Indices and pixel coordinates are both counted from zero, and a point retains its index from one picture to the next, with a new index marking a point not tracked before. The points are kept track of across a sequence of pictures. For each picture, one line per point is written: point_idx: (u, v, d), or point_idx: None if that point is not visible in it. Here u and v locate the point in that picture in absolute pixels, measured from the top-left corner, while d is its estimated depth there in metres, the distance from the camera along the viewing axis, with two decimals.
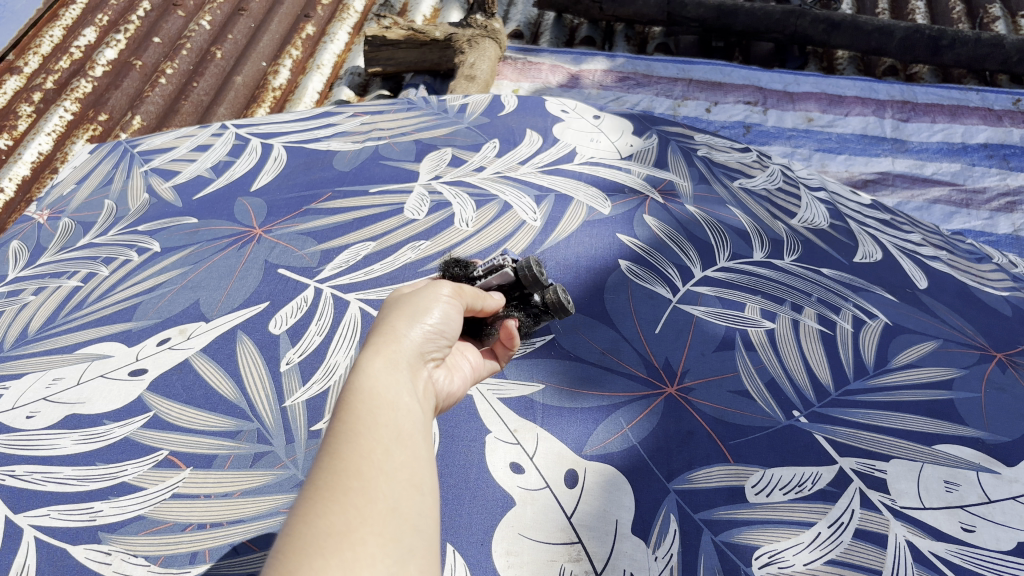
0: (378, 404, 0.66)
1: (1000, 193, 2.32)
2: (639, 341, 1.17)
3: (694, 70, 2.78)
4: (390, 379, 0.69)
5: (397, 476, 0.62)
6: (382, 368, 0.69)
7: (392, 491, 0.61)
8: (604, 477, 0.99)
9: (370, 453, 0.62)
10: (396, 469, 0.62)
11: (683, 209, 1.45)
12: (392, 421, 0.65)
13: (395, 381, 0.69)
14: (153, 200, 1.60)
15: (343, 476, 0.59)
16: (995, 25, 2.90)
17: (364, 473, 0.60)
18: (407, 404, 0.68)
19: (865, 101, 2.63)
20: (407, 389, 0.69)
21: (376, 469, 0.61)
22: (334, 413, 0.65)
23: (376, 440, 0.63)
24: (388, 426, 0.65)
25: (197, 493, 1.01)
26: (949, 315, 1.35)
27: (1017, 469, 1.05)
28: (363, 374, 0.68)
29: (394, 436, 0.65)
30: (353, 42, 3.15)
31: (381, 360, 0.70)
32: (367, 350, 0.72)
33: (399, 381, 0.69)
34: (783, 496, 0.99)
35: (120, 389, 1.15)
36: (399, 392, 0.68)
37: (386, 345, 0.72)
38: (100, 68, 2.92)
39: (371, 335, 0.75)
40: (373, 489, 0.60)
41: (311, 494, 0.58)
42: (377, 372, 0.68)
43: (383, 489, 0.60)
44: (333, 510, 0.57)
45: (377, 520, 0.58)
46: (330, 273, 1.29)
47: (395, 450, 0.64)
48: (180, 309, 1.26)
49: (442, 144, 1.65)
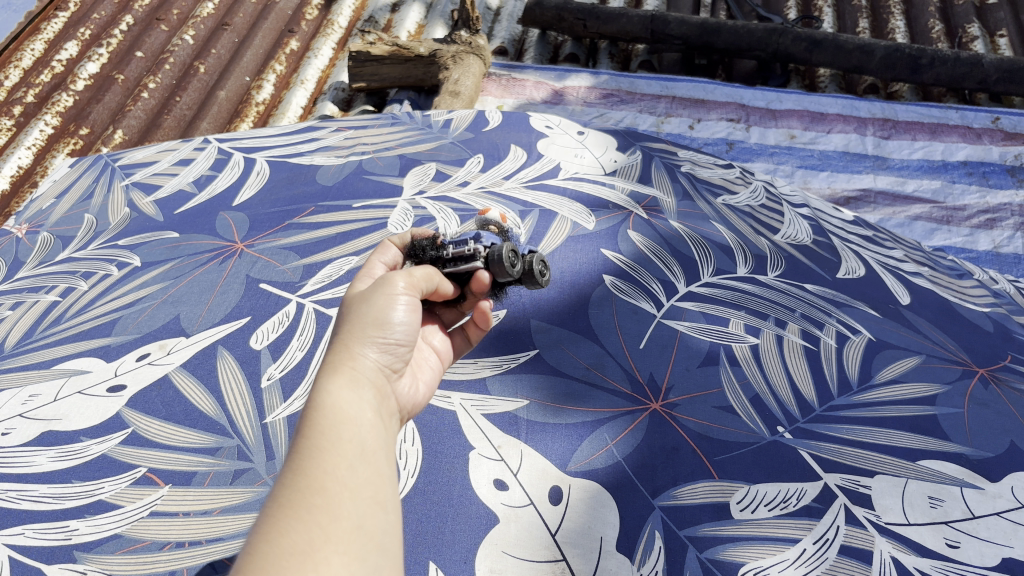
0: (343, 417, 0.67)
1: (980, 211, 2.34)
2: (623, 356, 1.17)
3: (677, 88, 2.79)
4: (354, 393, 0.69)
5: (362, 493, 0.63)
6: (348, 381, 0.70)
7: (353, 508, 0.61)
8: (588, 493, 0.98)
9: (334, 469, 0.62)
10: (359, 486, 0.63)
11: (667, 225, 1.46)
12: (358, 436, 0.66)
13: (359, 396, 0.69)
14: (134, 214, 1.59)
15: (307, 492, 0.60)
16: (973, 44, 2.94)
17: (328, 489, 0.61)
18: (371, 419, 0.69)
19: (847, 119, 2.64)
20: (373, 403, 0.70)
21: (339, 486, 0.62)
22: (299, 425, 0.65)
23: (341, 456, 0.64)
24: (352, 441, 0.65)
25: (175, 510, 0.99)
26: (931, 331, 1.36)
27: (1000, 485, 1.05)
28: (329, 387, 0.68)
29: (359, 451, 0.65)
30: (337, 57, 3.15)
31: (343, 374, 0.70)
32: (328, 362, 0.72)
33: (363, 395, 0.70)
34: (768, 512, 0.98)
35: (97, 405, 1.13)
36: (362, 407, 0.68)
37: (349, 359, 0.72)
38: (81, 82, 2.90)
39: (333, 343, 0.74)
40: (337, 506, 0.60)
41: (275, 510, 0.58)
42: (344, 385, 0.69)
43: (347, 506, 0.61)
44: (297, 527, 0.57)
45: (340, 538, 0.59)
46: (312, 287, 1.28)
47: (359, 467, 0.64)
48: (160, 324, 1.25)
49: (426, 159, 1.65)
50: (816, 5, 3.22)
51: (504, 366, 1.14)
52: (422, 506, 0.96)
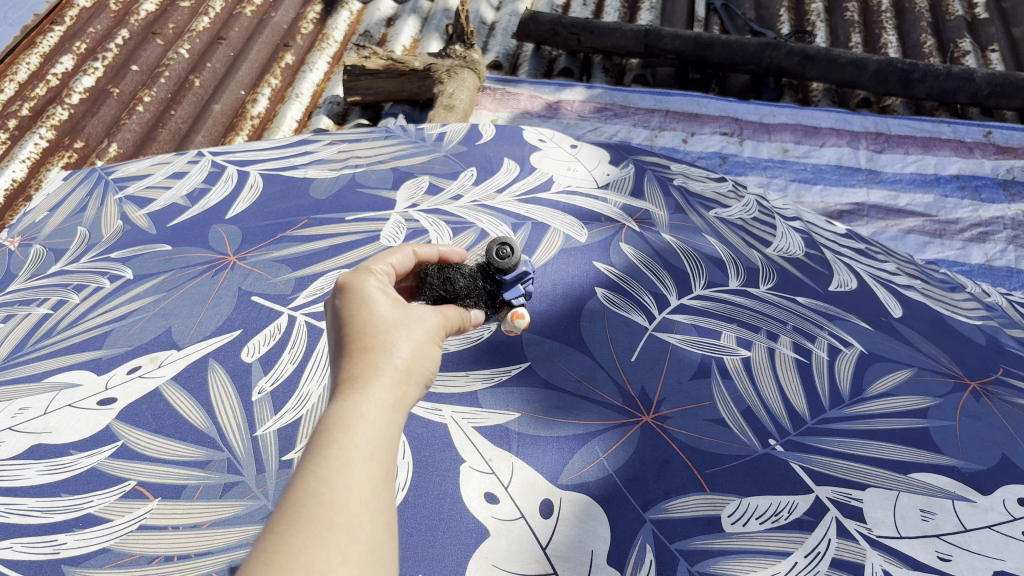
0: (373, 439, 0.66)
1: (973, 224, 2.35)
2: (615, 369, 1.17)
3: (671, 102, 2.80)
4: (384, 415, 0.69)
5: (380, 518, 0.63)
6: (381, 401, 0.70)
7: (371, 531, 0.62)
8: (579, 506, 0.98)
9: (359, 489, 0.62)
10: (378, 510, 0.63)
11: (659, 237, 1.46)
12: (383, 459, 0.66)
13: (390, 419, 0.69)
14: (126, 227, 1.59)
15: (330, 510, 0.60)
16: (965, 59, 2.96)
17: (350, 508, 0.61)
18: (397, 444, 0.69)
19: (840, 132, 2.65)
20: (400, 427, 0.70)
21: (360, 506, 0.62)
22: (330, 434, 0.65)
23: (366, 476, 0.64)
24: (378, 463, 0.65)
25: (164, 524, 0.99)
26: (923, 344, 1.36)
27: (992, 498, 1.05)
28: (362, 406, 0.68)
29: (383, 475, 0.65)
30: (331, 71, 3.15)
31: (377, 393, 0.70)
32: (363, 375, 0.72)
33: (395, 419, 0.70)
34: (759, 525, 0.98)
35: (87, 419, 1.13)
36: (391, 431, 0.69)
37: (386, 377, 0.72)
38: (76, 96, 2.91)
39: (369, 358, 0.74)
40: (355, 528, 0.60)
41: (296, 522, 0.58)
42: (376, 406, 0.69)
43: (366, 529, 0.61)
44: (317, 543, 0.57)
45: (357, 558, 0.59)
46: (304, 300, 1.28)
47: (381, 489, 0.64)
48: (151, 337, 1.24)
49: (419, 172, 1.65)
50: (809, 20, 3.24)
51: (496, 379, 1.14)
52: (413, 519, 0.96)
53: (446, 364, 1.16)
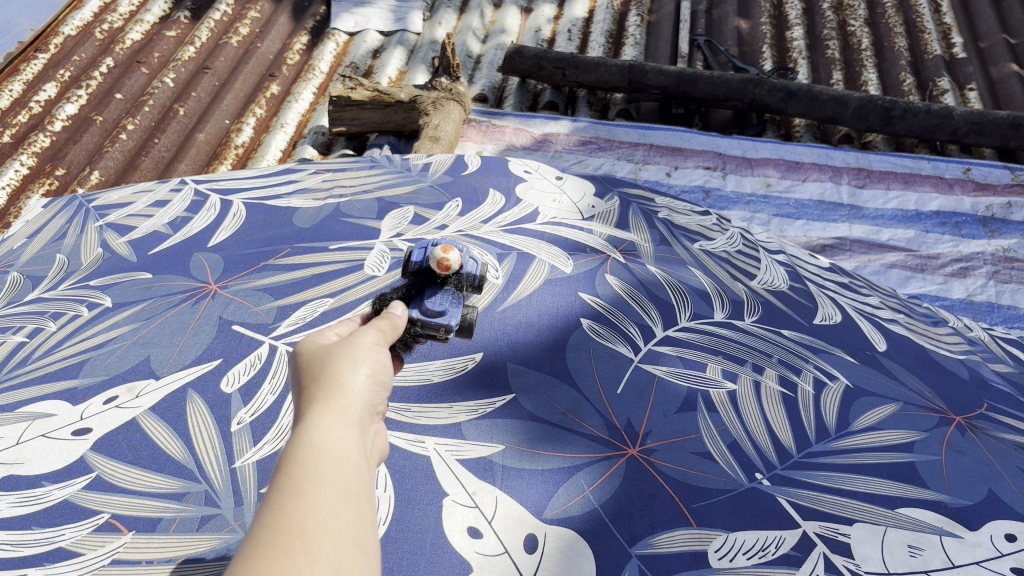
0: (328, 457, 0.62)
1: (954, 259, 2.37)
2: (600, 401, 1.15)
3: (655, 136, 2.82)
4: (338, 431, 0.64)
5: (342, 537, 0.58)
6: (334, 421, 0.65)
7: (334, 552, 0.56)
8: (565, 541, 0.96)
9: (316, 510, 0.58)
10: (341, 528, 0.58)
11: (644, 269, 1.46)
12: (342, 477, 0.61)
13: (345, 435, 0.64)
14: (107, 254, 1.57)
15: (284, 534, 0.55)
16: (944, 97, 3.00)
17: (307, 531, 0.56)
18: (357, 459, 0.64)
19: (822, 168, 2.68)
20: (359, 442, 0.65)
21: (320, 528, 0.57)
22: (278, 468, 0.60)
23: (323, 497, 0.59)
24: (336, 481, 0.61)
25: (138, 558, 0.95)
26: (908, 378, 1.36)
27: (979, 533, 1.05)
28: (312, 428, 0.63)
29: (341, 493, 0.60)
30: (318, 101, 3.16)
31: (328, 412, 0.65)
32: (311, 399, 0.67)
33: (349, 433, 0.65)
34: (746, 561, 0.96)
35: (62, 450, 1.10)
36: (350, 447, 0.64)
37: (336, 396, 0.67)
38: (59, 123, 2.89)
39: (312, 385, 0.69)
40: (316, 548, 0.55)
41: (252, 552, 0.53)
42: (328, 425, 0.64)
43: (327, 549, 0.56)
44: (274, 569, 0.52)
45: None
46: (286, 329, 1.26)
47: (342, 509, 0.60)
48: (129, 366, 1.22)
49: (404, 202, 1.64)
50: (792, 57, 3.28)
51: (480, 411, 1.12)
52: (395, 554, 0.94)
53: (430, 395, 1.14)
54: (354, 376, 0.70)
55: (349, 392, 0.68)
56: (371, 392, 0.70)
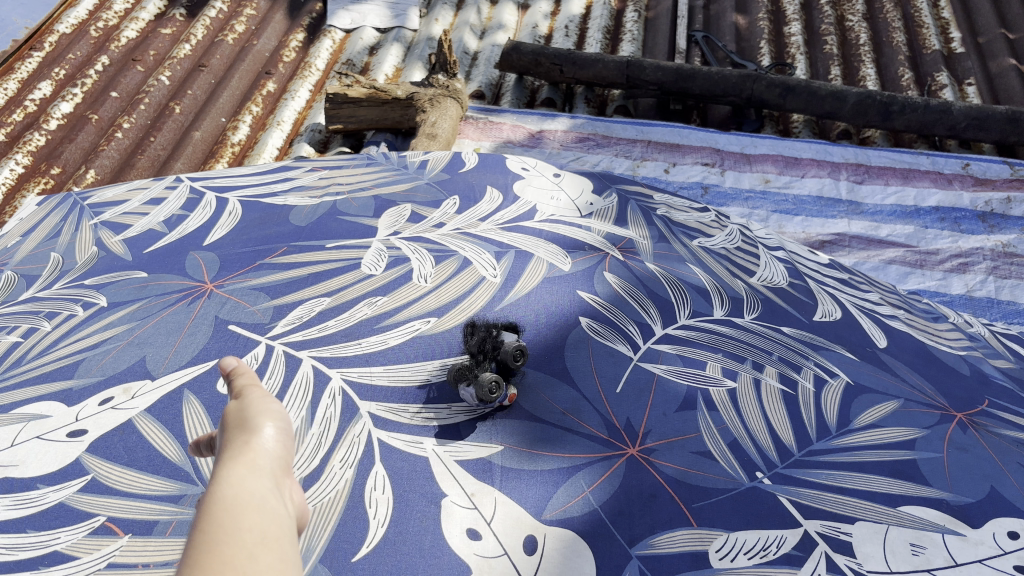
0: (240, 503, 0.50)
1: (953, 255, 2.36)
2: (599, 401, 1.15)
3: (653, 132, 2.81)
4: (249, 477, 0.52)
5: None
6: (239, 467, 0.53)
7: None
8: (565, 542, 0.96)
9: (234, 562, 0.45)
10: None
11: (642, 266, 1.45)
12: (258, 524, 0.49)
13: (259, 481, 0.52)
14: (102, 253, 1.56)
15: None
16: (943, 92, 2.99)
17: None
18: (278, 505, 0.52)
19: (821, 163, 2.67)
20: (275, 488, 0.53)
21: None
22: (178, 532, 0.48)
23: (241, 544, 0.47)
24: (252, 529, 0.48)
25: (134, 561, 0.94)
26: (908, 375, 1.35)
27: (982, 531, 1.04)
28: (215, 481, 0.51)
29: (259, 541, 0.48)
30: (314, 99, 3.14)
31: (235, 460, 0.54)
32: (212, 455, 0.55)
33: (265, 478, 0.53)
34: (747, 561, 0.95)
35: (57, 452, 1.09)
36: (267, 492, 0.52)
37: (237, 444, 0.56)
38: (54, 122, 2.88)
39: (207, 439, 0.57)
40: None
41: None
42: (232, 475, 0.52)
43: None
44: None
45: None
46: (283, 328, 1.25)
47: (264, 558, 0.47)
48: (125, 366, 1.21)
49: (401, 200, 1.63)
50: (790, 52, 3.27)
51: (479, 411, 1.11)
52: (394, 556, 0.93)
53: (428, 395, 1.13)
54: (258, 428, 0.57)
55: (255, 448, 0.55)
56: (283, 442, 0.57)
